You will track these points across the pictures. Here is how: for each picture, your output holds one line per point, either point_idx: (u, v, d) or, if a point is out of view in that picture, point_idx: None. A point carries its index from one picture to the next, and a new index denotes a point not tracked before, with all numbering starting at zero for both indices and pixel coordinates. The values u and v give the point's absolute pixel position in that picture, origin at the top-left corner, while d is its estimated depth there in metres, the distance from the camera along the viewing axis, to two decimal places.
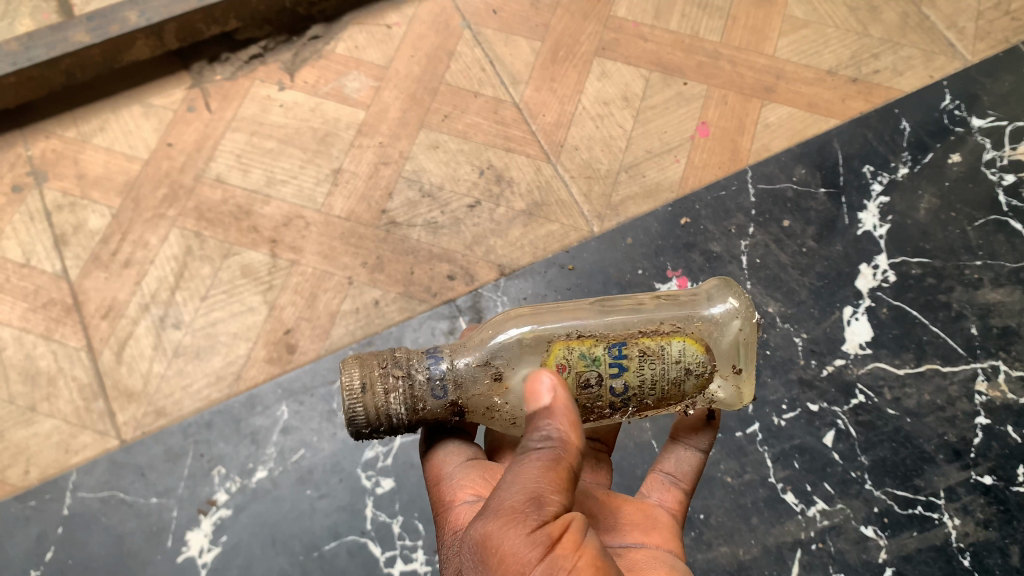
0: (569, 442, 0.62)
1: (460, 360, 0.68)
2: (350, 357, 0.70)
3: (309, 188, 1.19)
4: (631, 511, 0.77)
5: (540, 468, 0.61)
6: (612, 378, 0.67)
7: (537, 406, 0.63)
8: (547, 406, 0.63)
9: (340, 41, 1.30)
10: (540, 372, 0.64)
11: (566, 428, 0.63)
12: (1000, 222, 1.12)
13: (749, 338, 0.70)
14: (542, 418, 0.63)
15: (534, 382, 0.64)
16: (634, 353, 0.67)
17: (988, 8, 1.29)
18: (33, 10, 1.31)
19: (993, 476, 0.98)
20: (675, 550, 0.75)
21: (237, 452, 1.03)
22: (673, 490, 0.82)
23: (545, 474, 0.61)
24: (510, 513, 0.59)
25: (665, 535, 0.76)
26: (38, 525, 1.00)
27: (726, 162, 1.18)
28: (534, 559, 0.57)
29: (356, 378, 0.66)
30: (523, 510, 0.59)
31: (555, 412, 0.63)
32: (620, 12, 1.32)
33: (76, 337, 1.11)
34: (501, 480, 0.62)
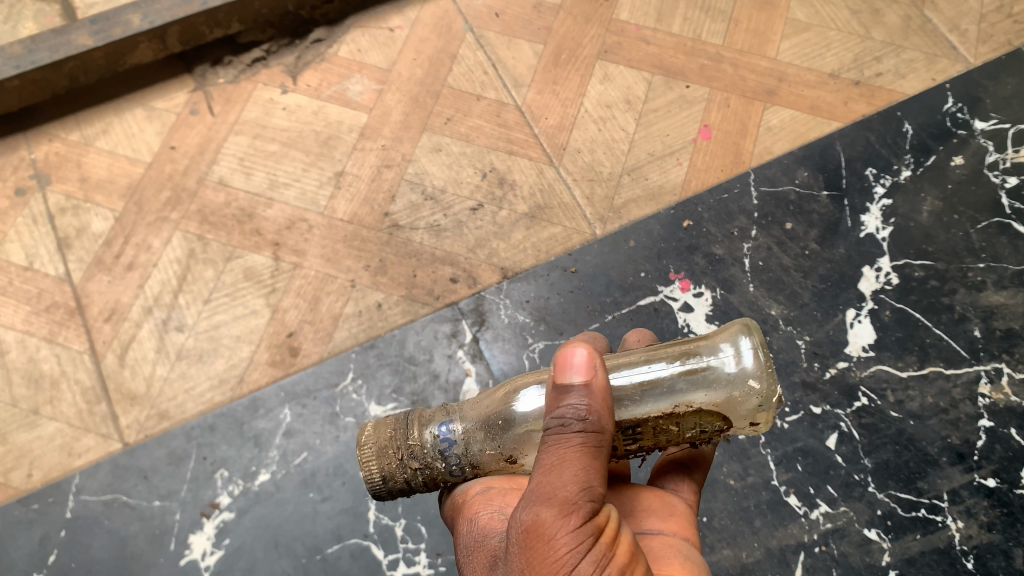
0: (605, 421, 0.60)
1: (472, 444, 0.67)
2: (368, 433, 0.69)
3: (311, 192, 1.19)
4: (646, 498, 0.74)
5: (582, 448, 0.58)
6: (628, 445, 0.66)
7: (573, 388, 0.59)
8: (582, 380, 0.60)
9: (342, 45, 1.31)
10: (575, 346, 0.62)
11: (604, 408, 0.60)
12: (1002, 224, 1.12)
13: (774, 409, 0.63)
14: (576, 392, 0.60)
15: (568, 355, 0.61)
16: (649, 430, 0.65)
17: (990, 11, 1.29)
18: (37, 14, 1.31)
19: (996, 478, 0.98)
20: (692, 538, 0.71)
21: (240, 454, 1.03)
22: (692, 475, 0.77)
23: (589, 463, 0.58)
24: (560, 506, 0.56)
25: (682, 522, 0.72)
26: (41, 528, 1.00)
27: (728, 165, 1.19)
28: (580, 553, 0.55)
29: (374, 470, 0.67)
30: (574, 503, 0.57)
31: (590, 387, 0.60)
32: (623, 15, 1.32)
33: (79, 339, 1.11)
34: (540, 466, 0.59)
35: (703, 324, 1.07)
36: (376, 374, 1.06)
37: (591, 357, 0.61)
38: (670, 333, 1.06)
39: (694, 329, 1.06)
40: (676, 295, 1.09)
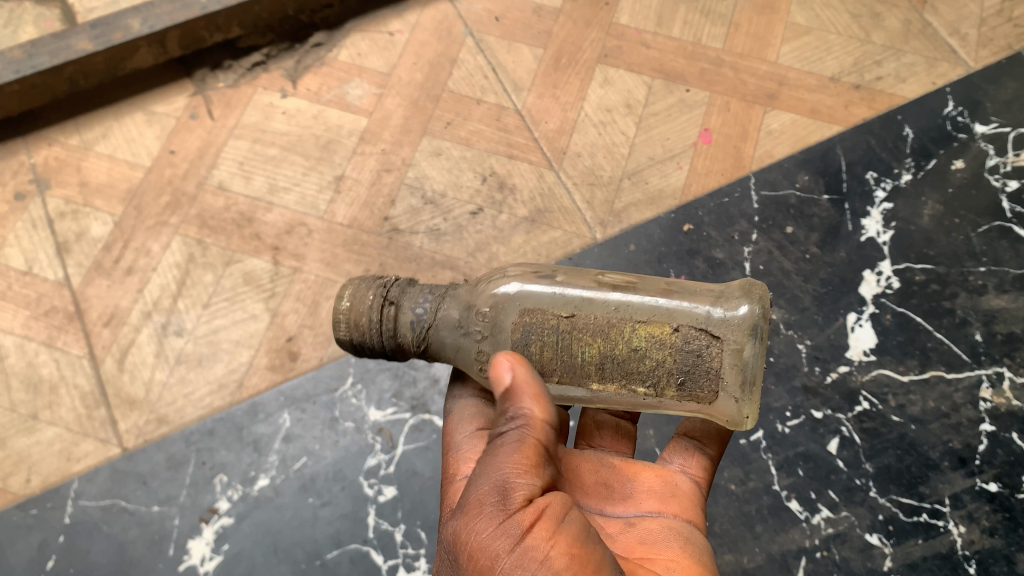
0: (531, 417, 0.63)
1: (454, 350, 0.69)
2: (345, 302, 0.69)
3: (311, 196, 1.19)
4: (648, 479, 0.77)
5: (506, 453, 0.62)
6: None
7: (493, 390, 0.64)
8: (505, 382, 0.63)
9: (342, 49, 1.31)
10: (501, 357, 0.64)
11: (530, 405, 0.62)
12: (1003, 228, 1.12)
13: None
14: (501, 394, 0.63)
15: (493, 361, 0.64)
16: None
17: (991, 15, 1.29)
18: (36, 19, 1.31)
19: (998, 483, 0.98)
20: (695, 519, 0.75)
21: (239, 459, 1.03)
22: (696, 455, 0.80)
23: (512, 460, 0.61)
24: (474, 506, 0.60)
25: (686, 503, 0.76)
26: (40, 533, 1.00)
27: (728, 169, 1.18)
28: (504, 550, 0.58)
29: (351, 336, 0.69)
30: (486, 503, 0.60)
31: (511, 388, 0.63)
32: (622, 19, 1.32)
33: (78, 344, 1.11)
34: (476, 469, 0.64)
35: None
36: (376, 378, 1.06)
37: (515, 361, 0.63)
38: None
39: None
40: None
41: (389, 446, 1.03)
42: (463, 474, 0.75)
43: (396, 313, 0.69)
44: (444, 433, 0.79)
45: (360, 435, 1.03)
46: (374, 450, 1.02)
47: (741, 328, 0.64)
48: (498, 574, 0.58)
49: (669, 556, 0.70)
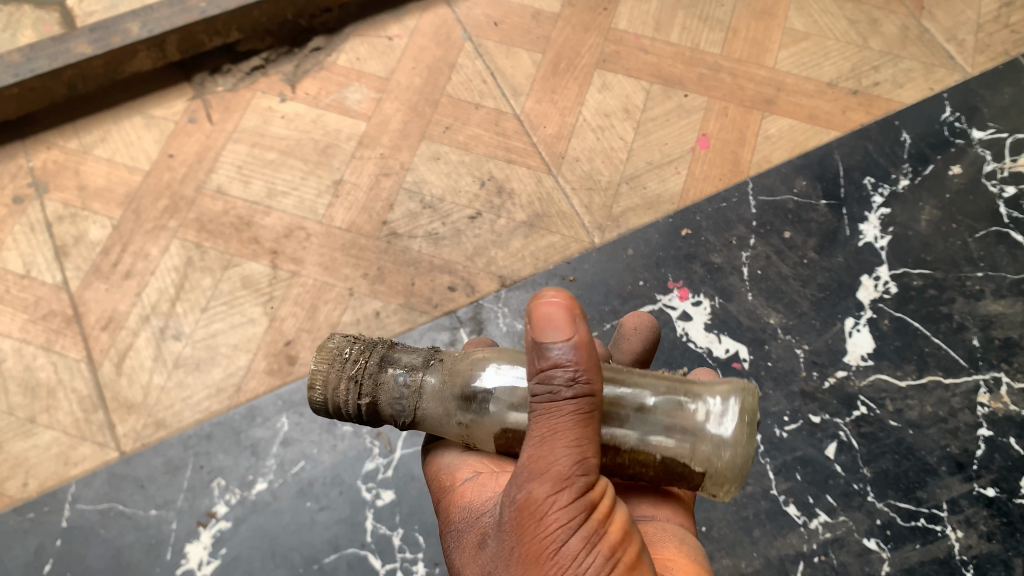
0: (593, 380, 0.59)
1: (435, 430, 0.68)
2: (319, 381, 0.66)
3: (310, 200, 1.19)
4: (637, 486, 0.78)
5: (576, 423, 0.58)
6: None
7: (547, 340, 0.58)
8: (565, 338, 0.58)
9: (341, 53, 1.31)
10: (551, 300, 0.60)
11: (592, 373, 0.59)
12: (1000, 233, 1.12)
13: None
14: (560, 352, 0.58)
15: (547, 307, 0.59)
16: None
17: (987, 21, 1.30)
18: (36, 22, 1.32)
19: (996, 488, 0.98)
20: (686, 524, 0.76)
21: (237, 463, 1.03)
22: None
23: (583, 435, 0.58)
24: (554, 482, 0.57)
25: (678, 509, 0.77)
26: (37, 538, 1.00)
27: (726, 174, 1.19)
28: (574, 528, 0.57)
29: (329, 411, 0.67)
30: (566, 478, 0.57)
31: (575, 347, 0.58)
32: (621, 24, 1.32)
33: (76, 348, 1.11)
34: (535, 439, 0.58)
35: (701, 333, 1.07)
36: None
37: (571, 306, 0.60)
38: (669, 341, 1.06)
39: (692, 337, 1.06)
40: (674, 303, 1.09)
41: (387, 450, 1.02)
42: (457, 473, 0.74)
43: (376, 392, 0.66)
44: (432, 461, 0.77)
45: (358, 440, 1.03)
46: (372, 454, 1.02)
47: (728, 452, 0.62)
48: (563, 550, 0.57)
49: (668, 553, 0.69)
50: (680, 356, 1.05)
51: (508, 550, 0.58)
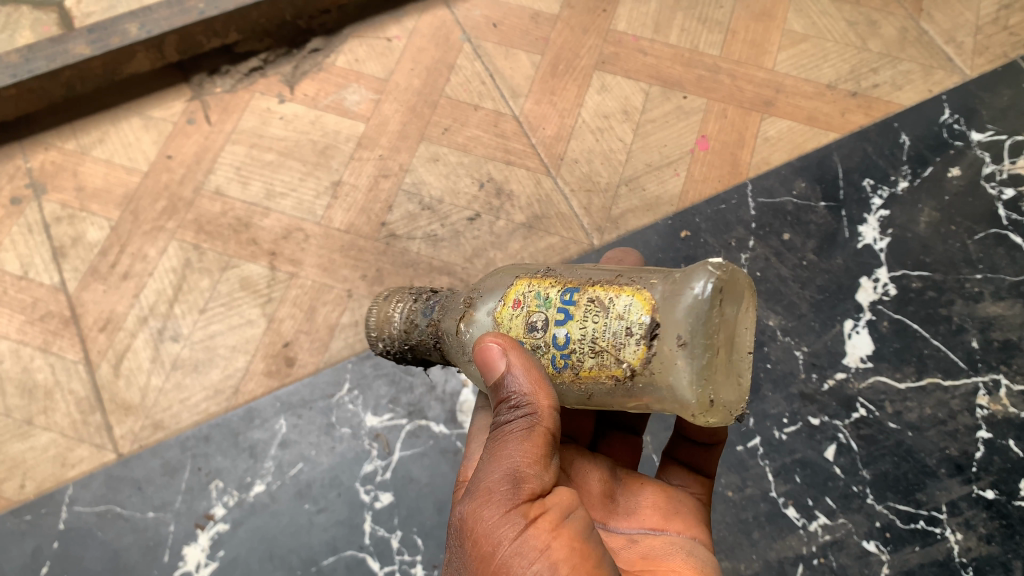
0: (542, 409, 0.62)
1: None
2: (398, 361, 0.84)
3: (308, 201, 1.19)
4: (652, 495, 0.78)
5: (518, 443, 0.62)
6: (555, 320, 0.63)
7: (493, 378, 0.62)
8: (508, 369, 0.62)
9: (340, 54, 1.31)
10: (492, 344, 0.63)
11: (539, 401, 0.62)
12: (1000, 235, 1.12)
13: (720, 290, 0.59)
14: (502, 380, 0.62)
15: (484, 350, 0.63)
16: (580, 301, 0.62)
17: (986, 23, 1.30)
18: (33, 23, 1.31)
19: (995, 490, 0.98)
20: (699, 537, 0.76)
21: (235, 465, 1.02)
22: (696, 477, 0.83)
23: (525, 452, 0.61)
24: (491, 491, 0.60)
25: (690, 522, 0.77)
26: (34, 540, 0.99)
27: (726, 175, 1.19)
28: (508, 536, 0.58)
29: None
30: (504, 488, 0.60)
31: (517, 375, 0.62)
32: (620, 26, 1.32)
33: (74, 349, 1.11)
34: (486, 458, 0.63)
35: None
36: (373, 384, 1.06)
37: (509, 345, 0.63)
38: None
39: None
40: None
41: (386, 452, 1.02)
42: (471, 483, 0.75)
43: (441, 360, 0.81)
44: (461, 441, 0.81)
45: (357, 441, 1.03)
46: (371, 456, 1.02)
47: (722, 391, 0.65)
48: (497, 558, 0.58)
49: (674, 567, 0.69)
50: None
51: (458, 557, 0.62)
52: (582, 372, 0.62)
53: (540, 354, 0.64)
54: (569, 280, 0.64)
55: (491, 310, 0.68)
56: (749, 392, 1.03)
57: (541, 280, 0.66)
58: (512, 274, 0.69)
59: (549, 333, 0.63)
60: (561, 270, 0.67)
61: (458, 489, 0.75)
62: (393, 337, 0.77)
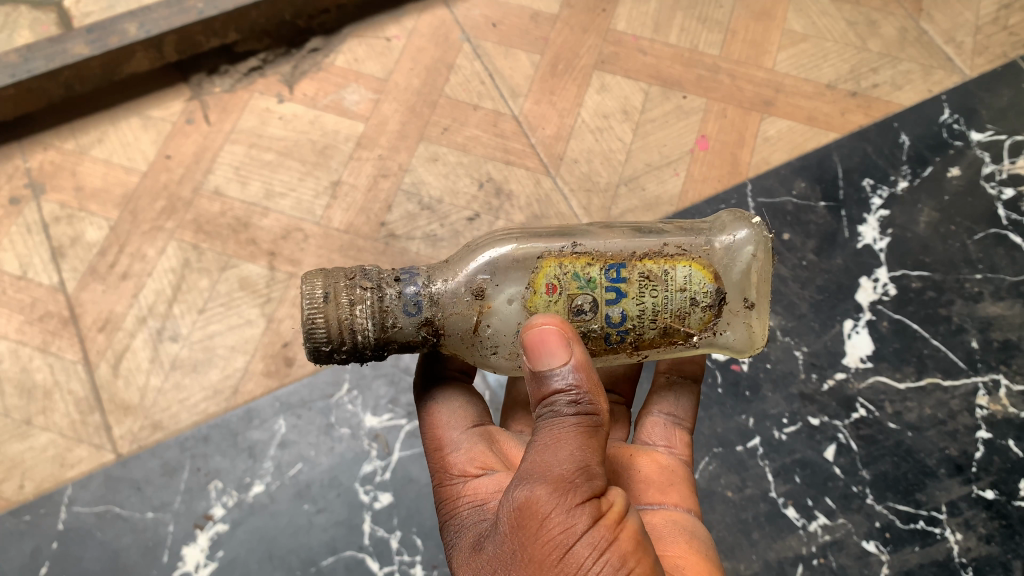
0: (597, 400, 0.62)
1: None
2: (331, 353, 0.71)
3: (308, 201, 1.19)
4: (646, 468, 0.78)
5: (579, 435, 0.60)
6: (608, 302, 0.65)
7: (552, 365, 0.61)
8: (565, 358, 0.61)
9: (340, 54, 1.31)
10: (546, 330, 0.62)
11: (595, 393, 0.62)
12: (999, 235, 1.12)
13: (762, 250, 0.69)
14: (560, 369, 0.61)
15: (539, 335, 0.61)
16: (634, 279, 0.65)
17: (986, 23, 1.30)
18: (32, 23, 1.31)
19: (995, 490, 0.98)
20: (694, 507, 0.76)
21: (234, 466, 1.02)
22: (678, 432, 0.83)
23: (586, 444, 0.60)
24: (555, 483, 0.58)
25: (684, 492, 0.77)
26: (33, 540, 0.99)
27: (725, 175, 1.18)
28: (579, 530, 0.57)
29: None
30: (569, 480, 0.58)
31: (574, 365, 0.61)
32: (620, 25, 1.32)
33: (73, 349, 1.10)
34: (538, 450, 0.61)
35: None
36: (371, 384, 1.06)
37: (565, 332, 0.62)
38: None
39: None
40: None
41: (385, 452, 1.02)
42: (474, 476, 0.73)
43: None
44: (434, 431, 0.77)
45: (356, 442, 1.03)
46: (371, 456, 1.02)
47: None
48: (568, 554, 0.56)
49: (677, 551, 0.69)
50: None
51: (512, 554, 0.58)
52: (643, 343, 0.67)
53: (593, 335, 0.66)
54: (609, 256, 0.66)
55: (518, 297, 0.66)
56: (749, 392, 1.03)
57: (576, 261, 0.66)
58: (526, 259, 0.67)
59: (601, 313, 0.65)
60: (587, 243, 0.68)
61: (463, 484, 0.73)
62: (364, 344, 0.65)
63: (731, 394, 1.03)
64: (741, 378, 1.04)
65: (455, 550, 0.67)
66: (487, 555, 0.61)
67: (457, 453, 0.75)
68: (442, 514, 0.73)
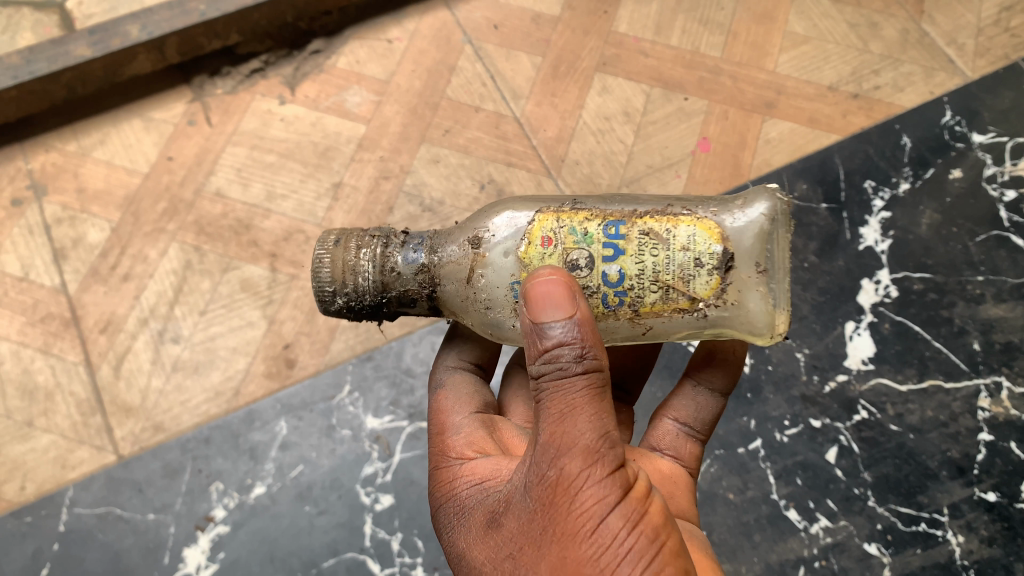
0: (602, 354, 0.58)
1: None
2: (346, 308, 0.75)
3: (309, 203, 1.19)
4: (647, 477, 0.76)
5: (594, 399, 0.56)
6: (605, 260, 0.63)
7: (555, 324, 0.57)
8: (568, 314, 0.57)
9: (341, 56, 1.31)
10: (544, 279, 0.58)
11: (601, 351, 0.58)
12: (1001, 237, 1.12)
13: (779, 213, 0.64)
14: (560, 324, 0.57)
15: (540, 289, 0.58)
16: (632, 236, 0.63)
17: (988, 25, 1.30)
18: (35, 25, 1.32)
19: (997, 493, 0.98)
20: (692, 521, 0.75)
21: (235, 467, 1.02)
22: (688, 440, 0.81)
23: (603, 407, 0.56)
24: (583, 456, 0.55)
25: (683, 502, 0.76)
26: (34, 541, 0.99)
27: (727, 177, 1.19)
28: (609, 504, 0.54)
29: None
30: (596, 452, 0.55)
31: (578, 320, 0.57)
32: (621, 27, 1.32)
33: (74, 351, 1.11)
34: (555, 419, 0.57)
35: None
36: (373, 386, 1.06)
37: (567, 286, 0.58)
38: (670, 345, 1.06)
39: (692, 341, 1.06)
40: None
41: (386, 454, 1.02)
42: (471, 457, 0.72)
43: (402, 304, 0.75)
44: (440, 414, 0.79)
45: (357, 443, 1.03)
46: (372, 458, 1.02)
47: None
48: (600, 529, 0.54)
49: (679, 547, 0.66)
50: (679, 360, 1.06)
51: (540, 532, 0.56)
52: (645, 306, 0.63)
53: (590, 294, 0.63)
54: (608, 215, 0.65)
55: (512, 250, 0.65)
56: (751, 394, 1.03)
57: (574, 216, 0.65)
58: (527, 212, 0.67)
59: (598, 270, 0.63)
60: (589, 203, 0.67)
61: (461, 465, 0.71)
62: (364, 288, 0.70)
63: (733, 396, 1.03)
64: (743, 380, 1.04)
65: (466, 528, 0.64)
66: (512, 532, 0.58)
67: (457, 436, 0.75)
68: (446, 487, 0.70)
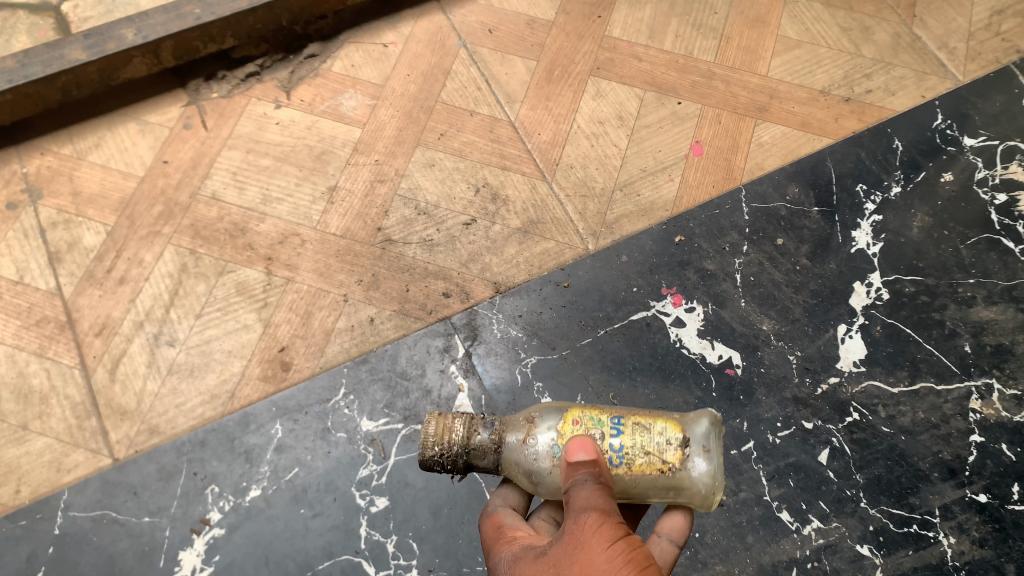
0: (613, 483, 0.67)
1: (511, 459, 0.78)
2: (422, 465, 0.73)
3: (305, 206, 1.19)
4: None
5: (605, 499, 0.65)
6: (609, 437, 0.68)
7: (579, 463, 0.66)
8: (591, 458, 0.66)
9: (336, 60, 1.31)
10: (577, 439, 0.67)
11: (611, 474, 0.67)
12: (992, 240, 1.13)
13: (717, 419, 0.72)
14: (586, 467, 0.66)
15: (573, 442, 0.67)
16: (628, 423, 0.69)
17: (978, 29, 1.31)
18: (30, 28, 1.32)
19: (988, 494, 0.98)
20: None
21: (231, 470, 1.03)
22: None
23: (610, 502, 0.65)
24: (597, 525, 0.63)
25: None
26: (29, 545, 0.99)
27: (720, 180, 1.19)
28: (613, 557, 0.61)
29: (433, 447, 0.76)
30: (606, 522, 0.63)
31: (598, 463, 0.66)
32: (615, 32, 1.33)
33: (70, 354, 1.11)
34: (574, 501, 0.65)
35: (694, 339, 1.08)
36: (368, 389, 1.06)
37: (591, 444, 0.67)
38: (663, 348, 1.07)
39: (685, 343, 1.07)
40: (668, 309, 1.10)
41: (381, 457, 1.02)
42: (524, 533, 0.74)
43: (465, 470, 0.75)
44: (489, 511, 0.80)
45: (352, 446, 1.03)
46: (367, 460, 1.02)
47: None
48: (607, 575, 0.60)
49: None
50: (672, 363, 1.06)
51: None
52: (632, 467, 0.68)
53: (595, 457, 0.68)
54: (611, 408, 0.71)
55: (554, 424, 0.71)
56: (744, 396, 1.04)
57: (592, 407, 0.72)
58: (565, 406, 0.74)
59: (603, 446, 0.68)
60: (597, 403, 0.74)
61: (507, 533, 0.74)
62: (457, 443, 0.71)
63: (725, 398, 1.04)
64: (735, 382, 1.05)
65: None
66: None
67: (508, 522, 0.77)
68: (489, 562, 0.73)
